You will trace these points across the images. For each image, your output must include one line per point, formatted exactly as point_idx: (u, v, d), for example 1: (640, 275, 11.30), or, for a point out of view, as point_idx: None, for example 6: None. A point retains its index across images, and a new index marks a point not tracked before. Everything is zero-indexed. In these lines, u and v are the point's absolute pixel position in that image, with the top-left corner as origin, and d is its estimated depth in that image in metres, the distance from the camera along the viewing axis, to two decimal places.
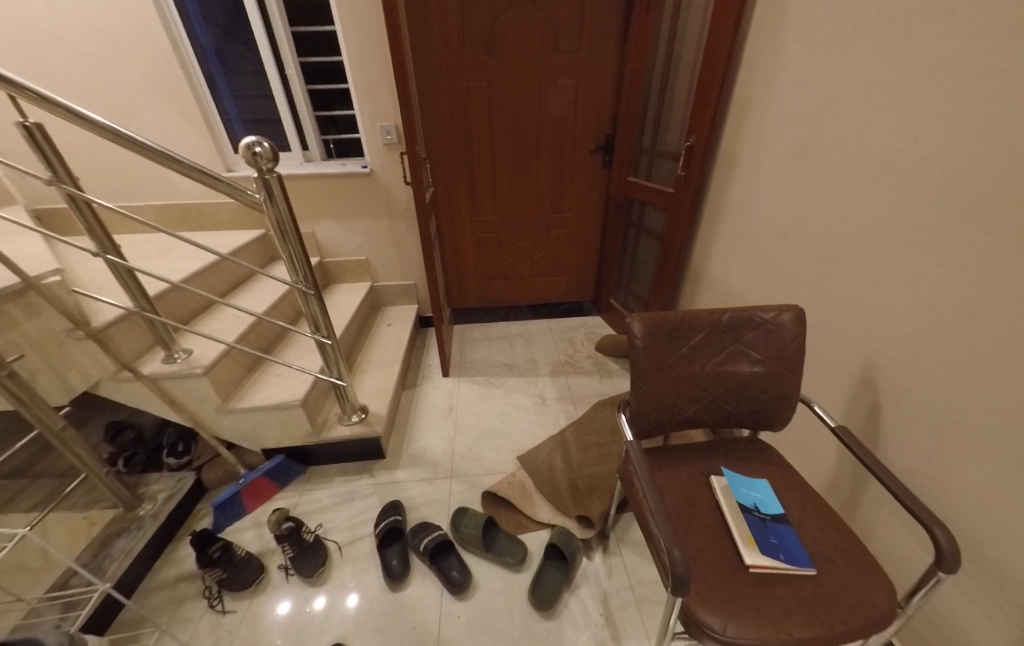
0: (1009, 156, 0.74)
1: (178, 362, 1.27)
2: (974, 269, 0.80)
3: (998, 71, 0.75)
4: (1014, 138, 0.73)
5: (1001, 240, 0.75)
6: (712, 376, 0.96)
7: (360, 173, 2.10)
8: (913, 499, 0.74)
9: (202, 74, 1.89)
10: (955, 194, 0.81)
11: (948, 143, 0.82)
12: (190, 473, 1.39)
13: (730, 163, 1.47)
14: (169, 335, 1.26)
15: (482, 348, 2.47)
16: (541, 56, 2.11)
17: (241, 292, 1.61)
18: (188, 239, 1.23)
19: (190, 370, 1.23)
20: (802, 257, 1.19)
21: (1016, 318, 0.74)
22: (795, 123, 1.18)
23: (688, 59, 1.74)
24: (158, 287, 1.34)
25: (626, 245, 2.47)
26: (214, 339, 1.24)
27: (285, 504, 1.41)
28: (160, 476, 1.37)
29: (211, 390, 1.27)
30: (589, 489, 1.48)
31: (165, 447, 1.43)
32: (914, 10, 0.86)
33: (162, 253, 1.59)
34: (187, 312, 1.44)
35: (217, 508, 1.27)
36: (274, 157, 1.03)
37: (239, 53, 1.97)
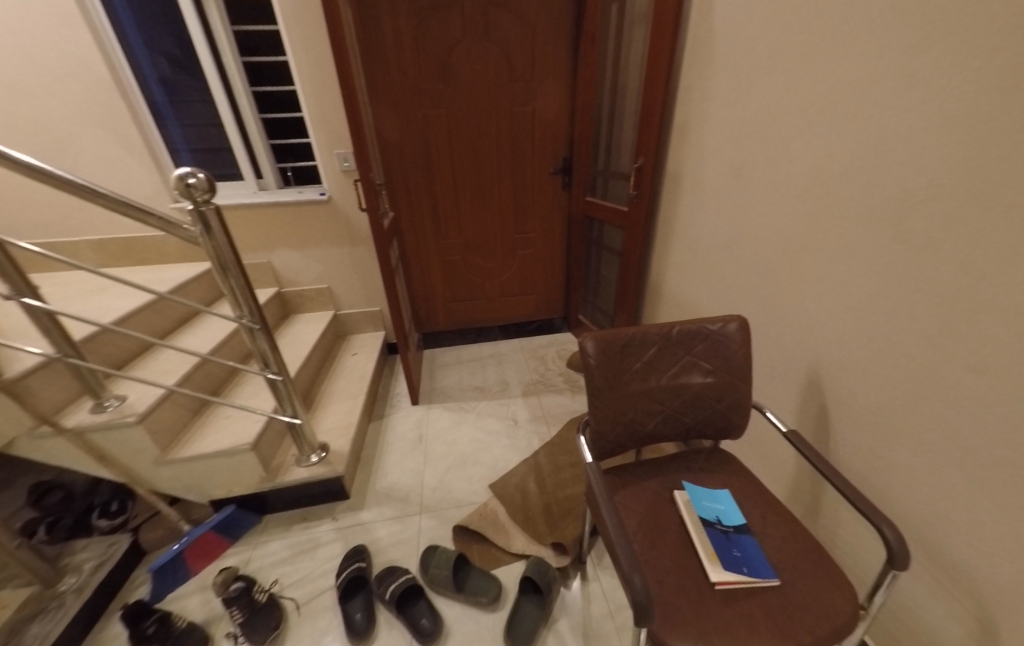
0: (914, 165, 0.77)
1: (108, 411, 1.16)
2: (896, 273, 0.82)
3: (897, 87, 0.79)
4: (909, 153, 0.78)
5: (917, 243, 0.78)
6: (667, 391, 0.95)
7: (316, 200, 2.05)
8: (862, 499, 0.74)
9: (145, 102, 1.81)
10: (869, 205, 0.86)
11: (859, 159, 0.87)
12: (125, 535, 1.26)
13: (676, 180, 1.52)
14: (98, 383, 1.16)
15: (453, 372, 2.42)
16: (497, 84, 2.16)
17: (184, 331, 1.51)
18: (120, 277, 1.14)
19: (122, 419, 1.13)
20: (746, 268, 1.22)
21: (932, 320, 0.78)
22: (729, 143, 1.23)
23: (633, 85, 1.81)
24: (86, 330, 1.23)
25: (590, 263, 2.51)
26: (151, 384, 1.14)
27: (235, 561, 1.30)
28: (90, 543, 1.25)
29: (147, 439, 1.17)
30: (563, 512, 1.44)
31: (96, 508, 1.29)
32: (818, 42, 0.93)
33: (96, 293, 1.48)
34: (122, 355, 1.33)
35: (155, 575, 1.13)
36: (209, 188, 0.98)
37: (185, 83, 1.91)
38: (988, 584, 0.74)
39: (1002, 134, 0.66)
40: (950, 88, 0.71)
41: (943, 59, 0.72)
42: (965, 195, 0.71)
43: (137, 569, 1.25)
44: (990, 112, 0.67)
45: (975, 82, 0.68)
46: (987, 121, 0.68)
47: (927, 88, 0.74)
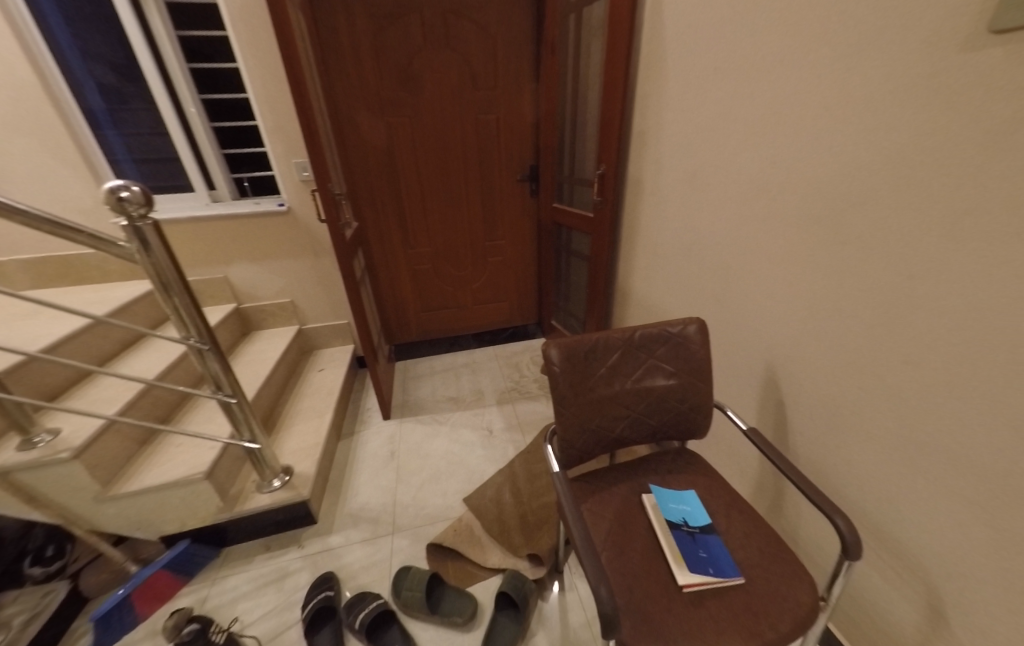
0: (848, 166, 0.80)
1: (38, 448, 1.07)
2: (839, 269, 0.84)
3: (829, 90, 0.81)
4: (843, 155, 0.81)
5: (855, 239, 0.80)
6: (632, 395, 0.95)
7: (274, 212, 1.98)
8: (817, 492, 0.75)
9: (80, 110, 1.71)
10: (811, 205, 0.88)
11: (799, 162, 0.89)
12: (62, 583, 1.16)
13: (637, 185, 1.54)
14: (26, 417, 1.06)
15: (426, 384, 2.36)
16: (460, 93, 2.15)
17: (129, 356, 1.43)
18: (43, 301, 0.94)
19: (54, 456, 1.04)
20: (705, 270, 1.24)
21: (870, 315, 0.80)
22: (684, 148, 1.25)
23: (592, 94, 1.83)
24: (12, 359, 1.14)
25: (560, 268, 2.51)
26: (90, 415, 1.05)
27: (190, 600, 1.22)
28: (22, 594, 1.14)
29: (85, 476, 1.10)
30: (538, 522, 1.41)
31: (29, 554, 1.20)
32: (759, 50, 0.96)
33: (28, 318, 1.37)
34: (57, 383, 1.24)
35: (98, 623, 1.06)
36: (146, 201, 0.93)
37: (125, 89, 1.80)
38: (938, 569, 0.76)
39: (923, 132, 0.69)
40: (875, 90, 0.74)
41: (867, 66, 0.75)
42: (894, 195, 0.73)
43: (77, 620, 1.14)
44: (911, 113, 0.70)
45: (897, 84, 0.71)
46: (909, 120, 0.70)
47: (856, 90, 0.77)
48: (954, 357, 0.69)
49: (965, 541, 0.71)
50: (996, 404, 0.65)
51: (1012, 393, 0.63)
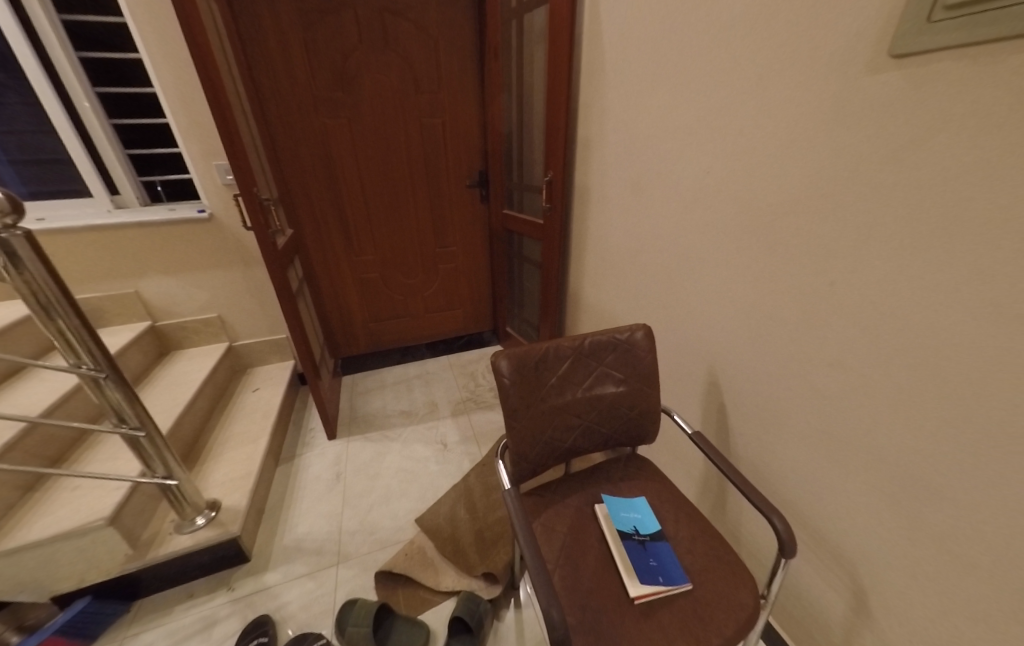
0: (773, 173, 0.82)
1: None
2: (765, 270, 0.88)
3: (747, 98, 0.85)
4: (763, 164, 0.84)
5: (779, 242, 0.83)
6: (583, 404, 0.93)
7: (194, 219, 1.82)
8: (755, 492, 0.76)
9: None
10: (740, 212, 0.91)
11: (728, 170, 0.92)
12: None
13: (583, 192, 1.56)
14: None
15: (376, 398, 2.25)
16: (401, 96, 2.08)
17: (6, 393, 1.27)
18: None
19: None
20: (648, 275, 1.26)
21: (795, 316, 0.83)
22: (624, 155, 1.27)
23: (536, 101, 1.84)
24: None
25: (513, 274, 2.48)
26: None
27: None
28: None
29: None
30: (493, 538, 1.36)
31: None
32: (686, 62, 0.98)
33: None
34: None
35: None
36: (11, 208, 0.80)
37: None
38: (863, 560, 0.79)
39: (829, 138, 0.73)
40: (784, 98, 0.78)
41: (780, 80, 0.78)
42: (814, 200, 0.76)
43: None
44: (819, 119, 0.73)
45: (802, 93, 0.75)
46: (818, 126, 0.74)
47: (768, 100, 0.81)
48: (868, 350, 0.73)
49: (883, 525, 0.74)
50: (901, 394, 0.69)
51: (920, 389, 0.67)
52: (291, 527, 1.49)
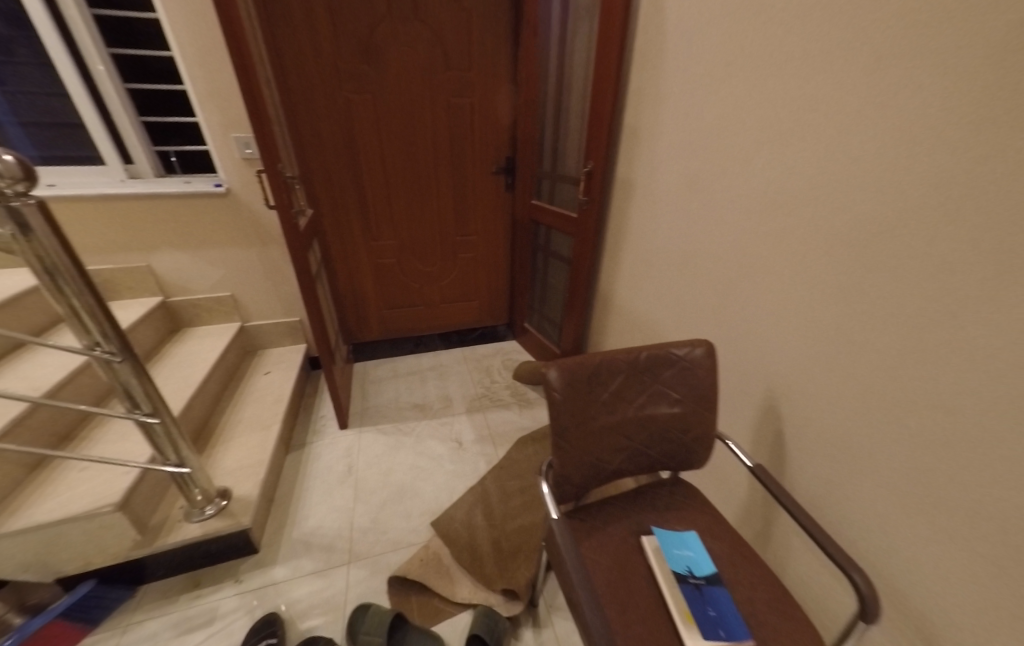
0: (883, 183, 0.74)
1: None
2: (858, 289, 0.80)
3: (854, 97, 0.77)
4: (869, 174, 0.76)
5: (881, 262, 0.76)
6: (634, 423, 0.90)
7: (209, 192, 1.73)
8: (833, 544, 0.70)
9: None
10: (830, 226, 0.83)
11: (820, 177, 0.83)
12: None
13: (628, 186, 1.47)
14: None
15: (388, 388, 2.18)
16: (430, 73, 1.97)
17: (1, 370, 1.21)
18: None
19: None
20: (701, 282, 1.19)
21: (890, 344, 0.76)
22: (681, 152, 1.20)
23: (577, 87, 1.73)
24: None
25: (536, 268, 2.38)
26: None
27: None
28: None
29: None
30: (513, 549, 1.30)
31: None
32: (776, 52, 0.89)
33: None
34: None
35: None
36: (24, 175, 0.75)
37: (9, 36, 1.50)
38: (946, 619, 0.72)
39: (962, 147, 0.64)
40: (904, 98, 0.70)
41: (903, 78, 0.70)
42: (938, 216, 0.68)
43: None
44: (952, 125, 0.65)
45: (930, 94, 0.67)
46: (948, 132, 0.66)
47: (896, 98, 0.71)
48: (986, 392, 0.65)
49: (972, 583, 0.68)
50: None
51: None
52: (302, 518, 1.44)
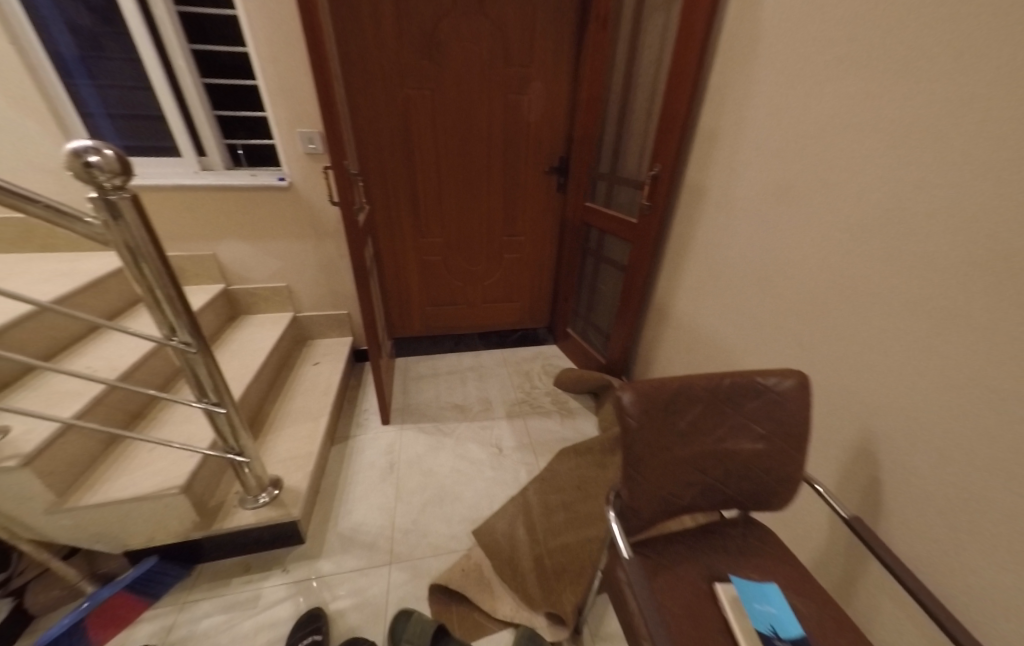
0: None
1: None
2: (1001, 326, 0.70)
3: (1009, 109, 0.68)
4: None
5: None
6: (711, 457, 0.84)
7: (273, 186, 1.78)
8: (955, 623, 0.65)
9: (47, 53, 1.52)
10: (966, 253, 0.74)
11: (958, 199, 0.74)
12: (5, 599, 1.10)
13: (700, 192, 1.39)
14: None
15: (428, 387, 2.18)
16: (490, 69, 1.93)
17: (80, 350, 1.28)
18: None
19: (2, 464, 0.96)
20: (782, 303, 1.10)
21: None
22: (768, 160, 1.11)
23: (646, 86, 1.65)
24: None
25: (584, 273, 2.31)
26: (43, 418, 0.93)
27: (155, 624, 1.13)
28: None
29: (36, 484, 1.02)
30: (557, 570, 1.27)
31: None
32: (903, 56, 0.80)
33: None
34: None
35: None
36: (122, 169, 0.77)
37: (103, 32, 1.58)
38: None
39: None
40: None
41: None
42: None
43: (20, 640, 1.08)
44: None
45: None
46: None
47: None
48: None
49: None
50: None
51: None
52: (346, 512, 1.46)
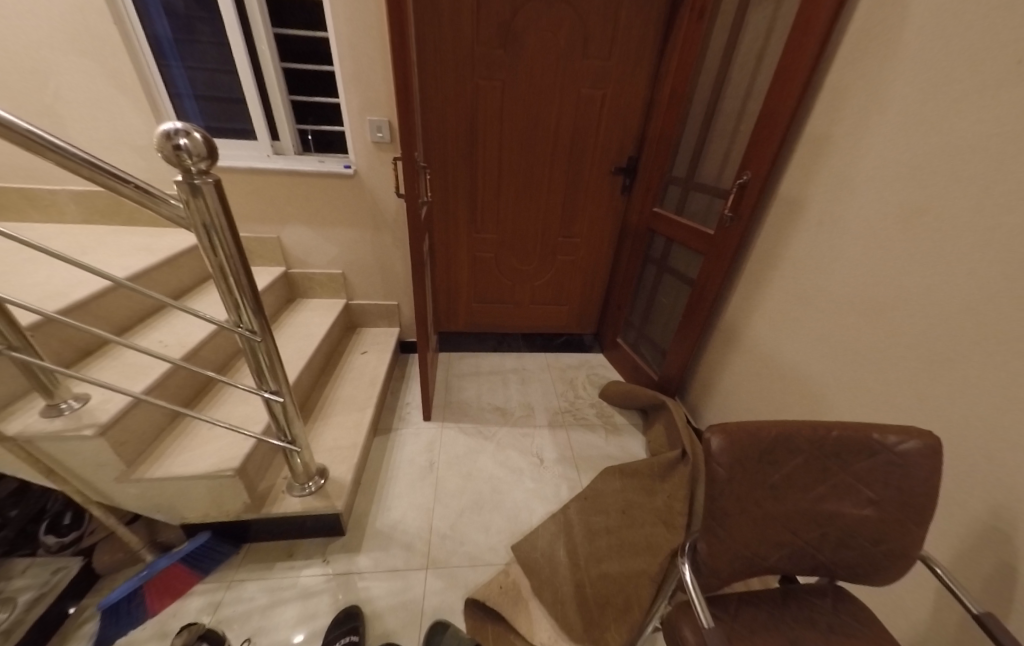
0: None
1: (63, 415, 1.04)
2: None
3: None
4: None
5: None
6: (807, 519, 0.76)
7: (338, 173, 1.79)
8: None
9: (145, 34, 1.58)
10: None
11: None
12: (76, 559, 1.16)
13: (797, 207, 1.28)
14: (52, 382, 1.02)
15: (471, 385, 2.15)
16: (565, 60, 1.84)
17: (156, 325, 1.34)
18: (78, 260, 0.80)
19: (78, 430, 1.01)
20: (899, 342, 1.02)
21: None
22: (895, 181, 1.02)
23: (740, 86, 1.52)
24: (31, 316, 1.05)
25: (642, 282, 2.19)
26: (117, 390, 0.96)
27: (204, 599, 1.17)
28: (33, 563, 1.14)
29: (108, 453, 1.06)
30: (601, 601, 1.22)
31: (49, 522, 1.21)
32: None
33: (42, 273, 1.25)
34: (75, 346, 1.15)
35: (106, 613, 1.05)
36: (207, 154, 0.76)
37: (196, 17, 1.65)
38: None
39: None
40: None
41: None
42: None
43: (87, 598, 1.14)
44: None
45: None
46: None
47: None
48: None
49: None
50: None
51: None
52: (385, 508, 1.45)
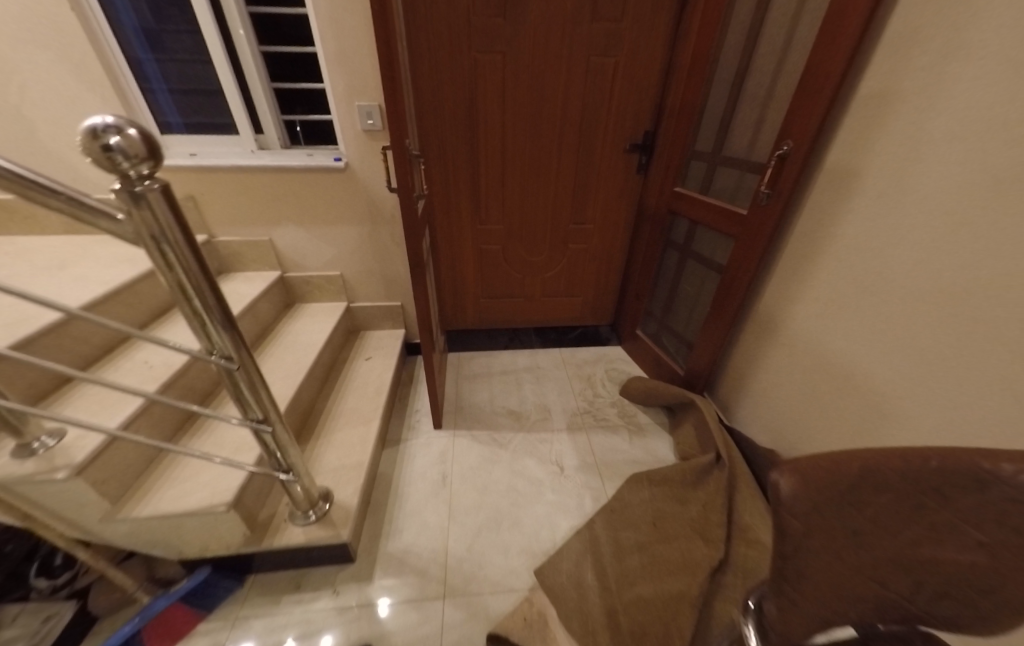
0: None
1: (36, 455, 0.95)
2: None
3: None
4: None
5: None
6: (902, 568, 0.60)
7: (329, 167, 1.64)
8: None
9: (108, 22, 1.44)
10: None
11: None
12: (69, 603, 1.09)
13: (850, 176, 1.12)
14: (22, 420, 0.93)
15: (483, 387, 2.03)
16: (572, 27, 1.65)
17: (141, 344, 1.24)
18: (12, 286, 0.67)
19: (50, 474, 0.91)
20: (988, 336, 0.86)
21: None
22: (981, 142, 0.86)
23: (776, 42, 1.33)
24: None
25: (661, 269, 2.02)
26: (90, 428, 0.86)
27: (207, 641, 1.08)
28: (23, 611, 1.06)
29: (90, 494, 0.97)
30: (637, 631, 1.10)
31: (36, 566, 1.14)
32: None
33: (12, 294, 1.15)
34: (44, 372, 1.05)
35: None
36: (148, 154, 0.64)
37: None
38: None
39: None
40: None
41: None
42: None
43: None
44: None
45: None
46: None
47: None
48: None
49: None
50: None
51: None
52: (397, 529, 1.35)
